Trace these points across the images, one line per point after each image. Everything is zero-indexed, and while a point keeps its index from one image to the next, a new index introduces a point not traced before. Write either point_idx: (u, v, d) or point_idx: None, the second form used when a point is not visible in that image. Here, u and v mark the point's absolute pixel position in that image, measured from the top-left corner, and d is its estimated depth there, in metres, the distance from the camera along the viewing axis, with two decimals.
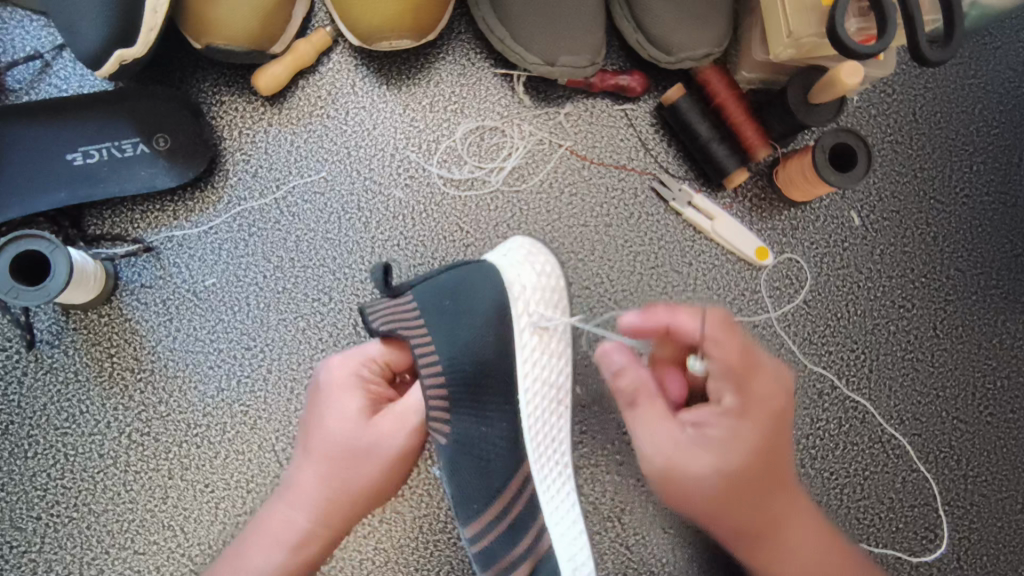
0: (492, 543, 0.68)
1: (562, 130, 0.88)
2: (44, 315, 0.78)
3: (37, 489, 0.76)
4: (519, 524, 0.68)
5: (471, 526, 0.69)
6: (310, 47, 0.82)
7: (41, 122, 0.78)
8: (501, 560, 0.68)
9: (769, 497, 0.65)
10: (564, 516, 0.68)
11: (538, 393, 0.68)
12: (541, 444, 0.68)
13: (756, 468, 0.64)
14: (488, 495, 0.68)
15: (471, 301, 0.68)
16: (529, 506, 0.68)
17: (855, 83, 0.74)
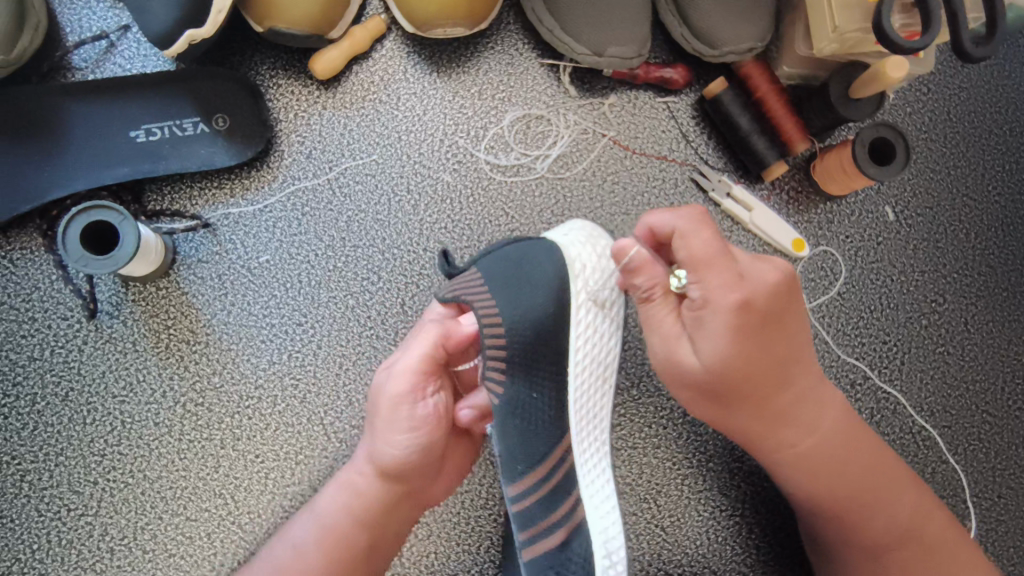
0: (531, 507, 0.68)
1: (605, 120, 0.90)
2: (105, 286, 0.81)
3: (94, 455, 0.79)
4: (558, 491, 0.69)
5: (514, 487, 0.70)
6: (366, 33, 0.85)
7: (106, 99, 0.80)
8: (538, 524, 0.68)
9: (743, 407, 0.68)
10: (601, 491, 0.69)
11: (585, 368, 0.70)
12: (584, 417, 0.71)
13: (736, 361, 0.64)
14: (538, 456, 0.69)
15: (533, 276, 0.69)
16: (569, 477, 0.69)
17: (899, 77, 0.77)
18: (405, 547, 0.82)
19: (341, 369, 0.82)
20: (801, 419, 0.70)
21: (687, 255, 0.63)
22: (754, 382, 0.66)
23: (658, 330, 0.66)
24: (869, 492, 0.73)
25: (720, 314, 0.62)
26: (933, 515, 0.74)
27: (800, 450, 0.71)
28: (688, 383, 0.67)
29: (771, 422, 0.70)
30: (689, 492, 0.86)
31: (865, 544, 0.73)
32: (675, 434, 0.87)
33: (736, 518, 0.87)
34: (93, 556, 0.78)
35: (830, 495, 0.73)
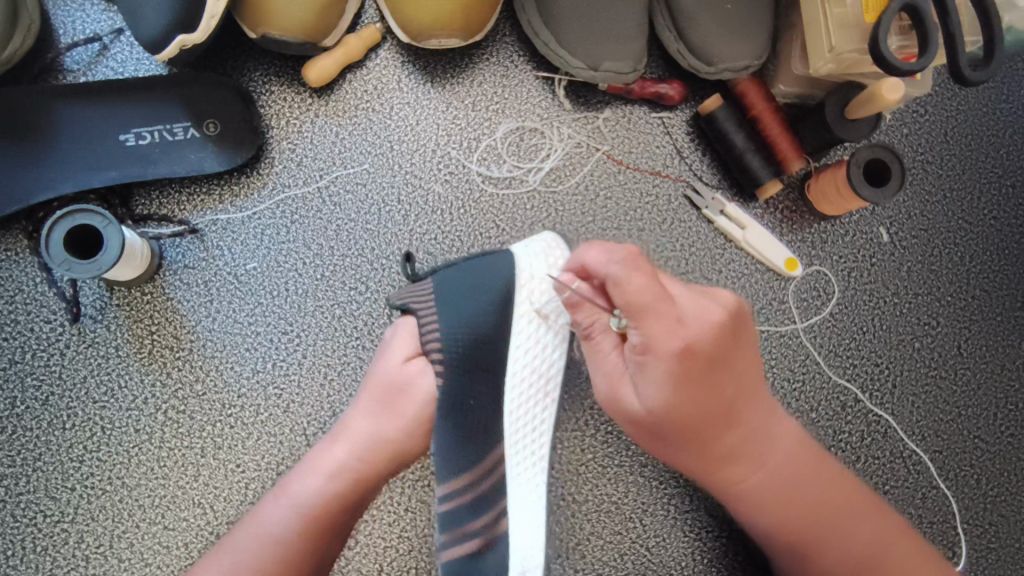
0: (455, 511, 0.66)
1: (599, 134, 0.90)
2: (89, 289, 0.80)
3: (73, 461, 0.78)
4: (485, 499, 0.68)
5: (446, 485, 0.67)
6: (360, 42, 0.84)
7: (96, 102, 0.80)
8: (462, 527, 0.66)
9: (691, 446, 0.67)
10: (528, 498, 0.69)
11: (525, 378, 0.71)
12: (519, 420, 0.70)
13: (679, 402, 0.63)
14: (469, 462, 0.67)
15: (479, 285, 0.70)
16: (496, 488, 0.68)
17: (895, 100, 0.76)
18: (385, 562, 0.81)
19: (325, 379, 0.81)
20: (753, 459, 0.69)
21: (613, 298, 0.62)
22: (701, 422, 0.65)
23: (603, 369, 0.66)
24: (835, 521, 0.71)
25: (663, 355, 0.62)
26: (901, 536, 0.73)
27: (753, 489, 0.70)
28: (631, 422, 0.67)
29: (723, 464, 0.68)
30: (676, 512, 0.85)
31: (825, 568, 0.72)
32: None
33: (723, 540, 0.85)
34: (68, 564, 0.77)
35: (788, 529, 0.72)
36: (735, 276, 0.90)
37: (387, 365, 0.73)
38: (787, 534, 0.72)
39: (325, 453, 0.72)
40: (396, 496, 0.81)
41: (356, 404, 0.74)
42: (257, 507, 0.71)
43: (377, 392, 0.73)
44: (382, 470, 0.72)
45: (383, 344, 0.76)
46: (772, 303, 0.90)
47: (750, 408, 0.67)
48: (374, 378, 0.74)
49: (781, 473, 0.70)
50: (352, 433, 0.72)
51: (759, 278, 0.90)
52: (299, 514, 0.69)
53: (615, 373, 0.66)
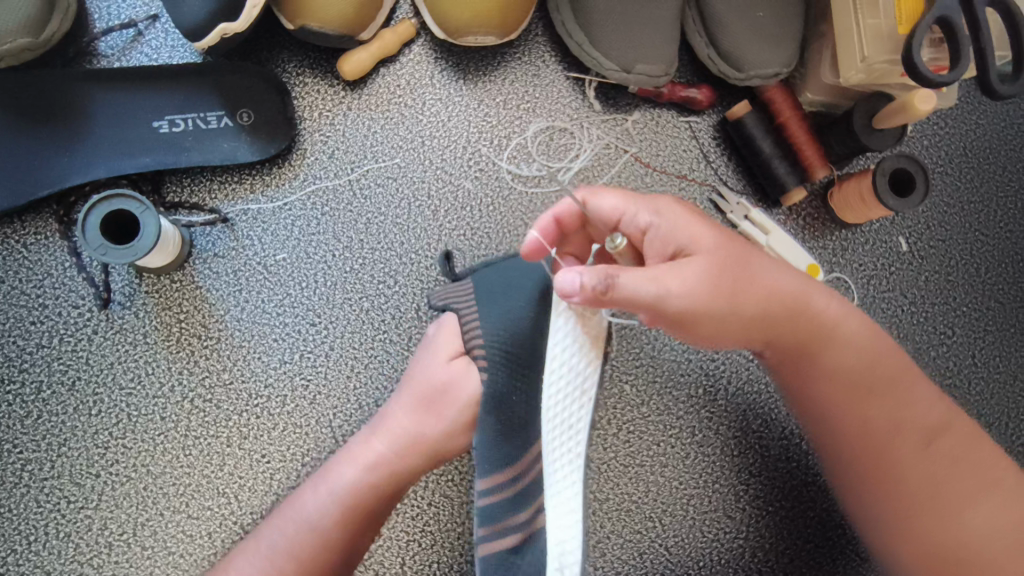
0: (495, 506, 0.66)
1: (628, 136, 0.91)
2: (118, 276, 0.80)
3: (98, 447, 0.78)
4: (523, 494, 0.66)
5: (485, 481, 0.68)
6: (395, 37, 0.85)
7: (131, 88, 0.80)
8: (502, 521, 0.65)
9: (756, 292, 0.64)
10: (566, 493, 0.63)
11: (562, 378, 0.66)
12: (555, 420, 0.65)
13: (724, 247, 0.63)
14: (505, 458, 0.68)
15: (517, 284, 0.74)
16: (535, 483, 0.66)
17: (927, 110, 0.77)
18: (407, 555, 0.81)
19: (352, 372, 0.81)
20: (824, 299, 0.68)
21: (617, 199, 0.65)
22: (745, 259, 0.64)
23: (647, 273, 0.59)
24: (899, 406, 0.69)
25: (692, 220, 0.64)
26: (953, 410, 0.71)
27: (841, 371, 0.69)
28: (712, 291, 0.61)
29: (798, 317, 0.67)
30: (695, 512, 0.86)
31: (893, 437, 0.69)
32: (683, 453, 0.87)
33: (741, 541, 0.86)
34: (91, 550, 0.76)
35: (866, 426, 0.69)
36: None
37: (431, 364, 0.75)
38: (852, 391, 0.69)
39: (362, 444, 0.73)
40: (419, 490, 0.82)
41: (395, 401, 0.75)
42: (298, 493, 0.72)
43: (419, 389, 0.74)
44: (413, 469, 0.72)
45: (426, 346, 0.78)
46: None
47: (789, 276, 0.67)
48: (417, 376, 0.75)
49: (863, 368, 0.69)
50: (391, 427, 0.73)
51: None
52: (335, 503, 0.69)
53: (667, 270, 0.60)
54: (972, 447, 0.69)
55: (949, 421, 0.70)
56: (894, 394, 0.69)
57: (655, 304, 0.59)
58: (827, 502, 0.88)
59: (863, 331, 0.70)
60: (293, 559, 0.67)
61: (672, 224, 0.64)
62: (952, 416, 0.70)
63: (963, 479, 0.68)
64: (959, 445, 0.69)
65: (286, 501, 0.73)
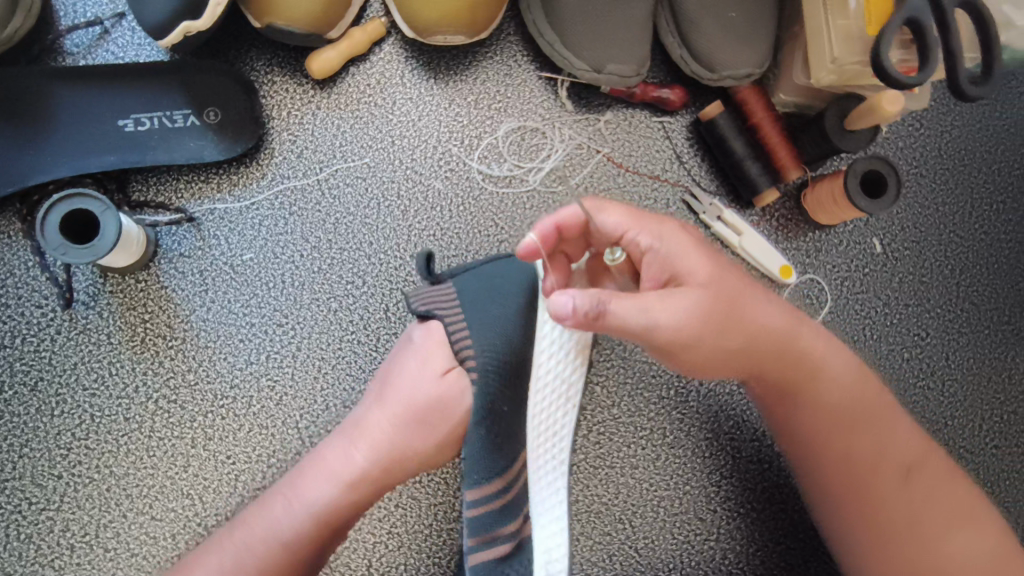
0: (482, 517, 0.66)
1: (600, 137, 0.90)
2: (83, 276, 0.79)
3: (61, 448, 0.77)
4: (511, 506, 0.67)
5: (473, 491, 0.66)
6: (365, 36, 0.84)
7: (95, 86, 0.79)
8: (489, 533, 0.65)
9: (745, 324, 0.66)
10: (550, 504, 0.68)
11: (549, 382, 0.71)
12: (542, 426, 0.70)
13: (719, 279, 0.65)
14: (496, 469, 0.67)
15: (500, 287, 0.73)
16: (518, 495, 0.68)
17: (895, 111, 0.77)
18: (374, 557, 0.80)
19: (319, 373, 0.81)
20: (806, 332, 0.71)
21: (624, 214, 0.66)
22: (738, 293, 0.66)
23: (642, 301, 0.61)
24: (882, 439, 0.70)
25: (693, 249, 0.65)
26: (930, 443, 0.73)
27: (824, 400, 0.71)
28: (702, 323, 0.63)
29: (785, 351, 0.69)
30: (665, 514, 0.86)
31: (877, 470, 0.69)
32: (654, 455, 0.86)
33: (712, 544, 0.86)
34: (52, 552, 0.76)
35: (848, 459, 0.70)
36: None
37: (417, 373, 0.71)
38: (836, 419, 0.70)
39: (337, 454, 0.69)
40: (386, 492, 0.81)
41: (374, 407, 0.71)
42: (264, 506, 0.68)
43: (405, 404, 0.70)
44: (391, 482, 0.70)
45: (412, 349, 0.73)
46: None
47: (774, 310, 0.69)
48: (400, 384, 0.71)
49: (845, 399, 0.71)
50: (372, 437, 0.69)
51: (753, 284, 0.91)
52: (309, 517, 0.67)
53: (660, 300, 0.62)
54: (952, 484, 0.70)
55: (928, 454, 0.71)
56: (878, 425, 0.70)
57: (645, 333, 0.62)
58: (799, 504, 0.88)
59: (851, 370, 0.72)
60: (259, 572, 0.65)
61: (674, 249, 0.65)
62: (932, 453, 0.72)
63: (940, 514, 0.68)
64: (939, 481, 0.70)
65: (251, 509, 0.69)
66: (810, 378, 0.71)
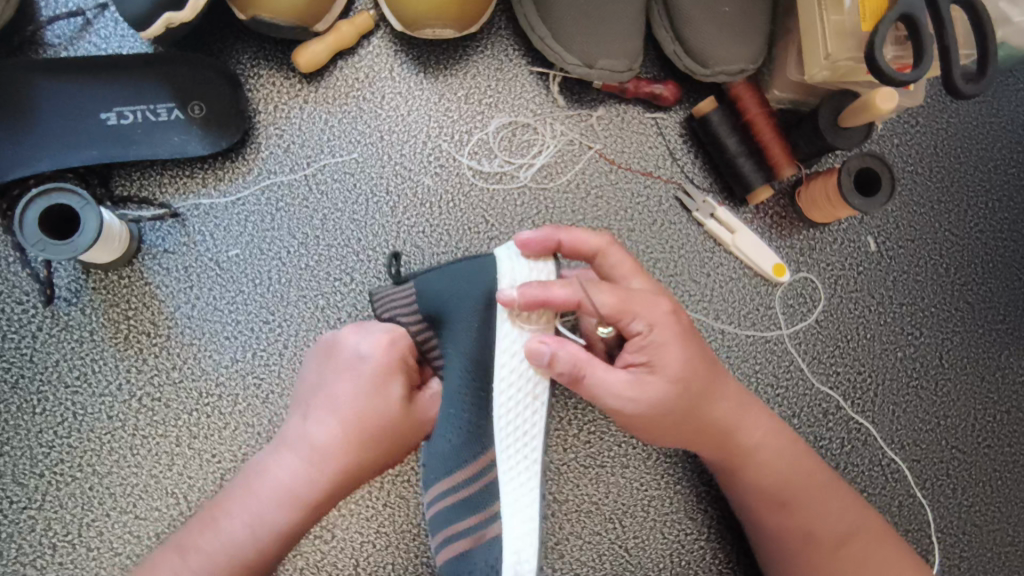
0: (450, 508, 0.69)
1: (592, 132, 0.89)
2: (65, 271, 0.78)
3: (42, 446, 0.76)
4: (481, 496, 0.67)
5: (434, 491, 0.71)
6: (352, 28, 0.82)
7: (77, 78, 0.77)
8: (450, 528, 0.68)
9: (709, 410, 0.71)
10: (522, 501, 0.66)
11: (512, 383, 0.68)
12: (509, 424, 0.68)
13: (696, 368, 0.69)
14: (452, 464, 0.69)
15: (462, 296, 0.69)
16: (489, 488, 0.67)
17: (888, 108, 0.76)
18: (361, 557, 0.79)
19: None
20: (754, 416, 0.74)
21: (622, 296, 0.67)
22: (709, 379, 0.71)
23: (612, 385, 0.67)
24: (817, 511, 0.74)
25: (676, 341, 0.68)
26: (866, 510, 0.77)
27: (768, 475, 0.74)
28: (670, 411, 0.69)
29: (732, 434, 0.73)
30: (655, 514, 0.85)
31: (802, 544, 0.74)
32: (644, 454, 0.85)
33: (702, 543, 0.85)
34: (34, 552, 0.75)
35: (774, 531, 0.75)
36: (723, 280, 0.89)
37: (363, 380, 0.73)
38: (777, 495, 0.74)
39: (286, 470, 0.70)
40: (373, 491, 0.80)
41: (314, 420, 0.72)
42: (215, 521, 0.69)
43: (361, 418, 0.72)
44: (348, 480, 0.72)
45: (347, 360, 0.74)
46: (758, 308, 0.90)
47: (729, 395, 0.73)
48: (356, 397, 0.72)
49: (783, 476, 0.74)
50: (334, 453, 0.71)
51: (746, 283, 0.90)
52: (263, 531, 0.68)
53: (634, 389, 0.67)
54: (878, 553, 0.74)
55: (860, 522, 0.75)
56: (813, 495, 0.75)
57: (613, 409, 0.69)
58: None
59: (788, 452, 0.75)
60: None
61: (658, 341, 0.68)
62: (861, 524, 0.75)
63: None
64: (865, 550, 0.74)
65: (200, 521, 0.70)
66: (750, 457, 0.74)
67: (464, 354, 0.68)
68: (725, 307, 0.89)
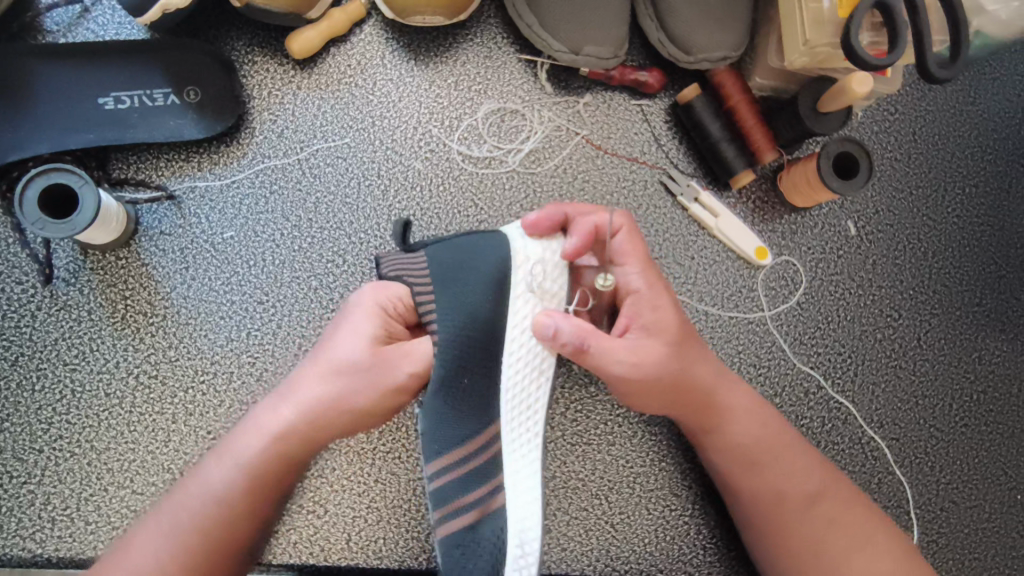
0: (448, 486, 0.67)
1: (579, 119, 0.91)
2: (63, 252, 0.80)
3: (42, 422, 0.78)
4: (480, 472, 0.68)
5: (434, 462, 0.68)
6: (344, 17, 0.84)
7: (75, 63, 0.79)
8: (452, 502, 0.67)
9: (698, 374, 0.74)
10: (524, 472, 0.70)
11: (520, 358, 0.71)
12: (514, 400, 0.71)
13: (685, 330, 0.74)
14: (459, 438, 0.68)
15: (473, 267, 0.71)
16: (491, 462, 0.69)
17: (864, 92, 0.79)
18: (353, 531, 0.81)
19: (299, 350, 0.81)
20: (725, 380, 0.77)
21: (626, 251, 0.73)
22: (696, 343, 0.75)
23: (617, 346, 0.71)
24: (784, 473, 0.77)
25: (665, 300, 0.73)
26: (833, 474, 0.79)
27: (738, 437, 0.77)
28: (667, 373, 0.72)
29: (707, 397, 0.75)
30: (641, 490, 0.87)
31: (773, 504, 0.76)
32: (630, 432, 0.88)
33: (686, 519, 0.87)
34: (33, 525, 0.77)
35: (748, 492, 0.77)
36: (707, 263, 0.92)
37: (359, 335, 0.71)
38: (748, 457, 0.77)
39: (276, 417, 0.70)
40: (366, 467, 0.82)
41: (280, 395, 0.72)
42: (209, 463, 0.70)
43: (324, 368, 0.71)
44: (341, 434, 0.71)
45: (348, 316, 0.73)
46: (741, 290, 0.92)
47: (706, 358, 0.76)
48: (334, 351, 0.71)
49: (752, 439, 0.77)
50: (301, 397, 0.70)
51: (729, 266, 0.92)
52: (240, 472, 0.68)
53: (635, 350, 0.71)
54: (848, 514, 0.77)
55: (825, 484, 0.78)
56: (779, 457, 0.77)
57: (614, 374, 0.71)
58: None
59: (757, 416, 0.78)
60: (200, 533, 0.67)
61: (649, 300, 0.72)
62: (831, 484, 0.78)
63: (836, 543, 0.75)
64: (834, 511, 0.77)
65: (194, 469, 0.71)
66: (721, 420, 0.76)
67: (458, 331, 0.69)
68: (709, 289, 0.91)
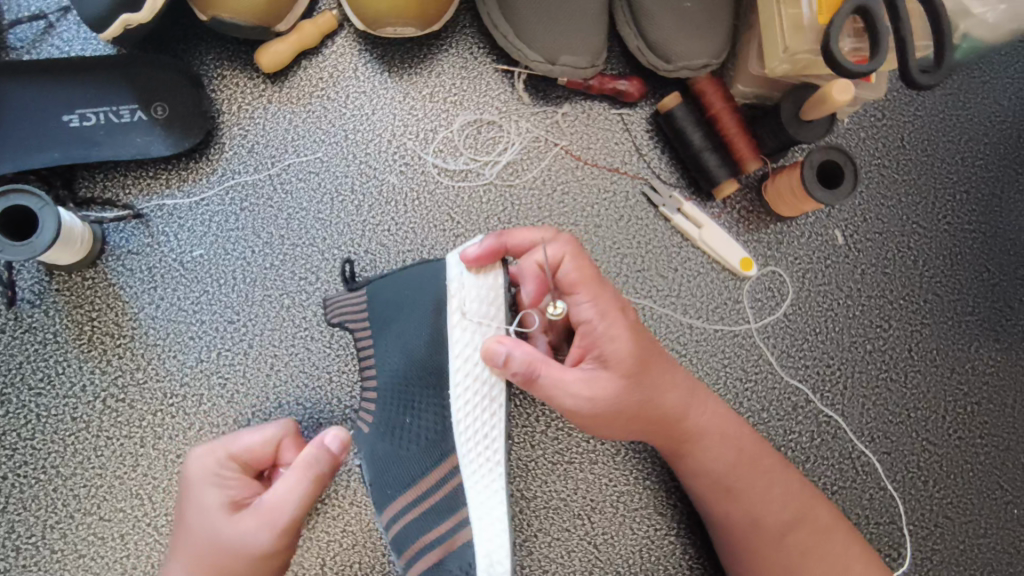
0: (409, 528, 0.67)
1: (558, 129, 0.89)
2: (28, 274, 0.78)
3: (6, 448, 0.76)
4: (438, 509, 0.66)
5: (388, 508, 0.68)
6: (315, 29, 0.83)
7: (38, 80, 0.78)
8: (413, 545, 0.66)
9: (659, 403, 0.72)
10: (492, 502, 0.65)
11: (467, 387, 0.68)
12: (469, 431, 0.67)
13: (644, 360, 0.70)
14: (403, 482, 0.68)
15: (413, 299, 0.70)
16: (451, 496, 0.65)
17: (844, 100, 0.76)
18: (329, 556, 0.79)
19: (271, 370, 0.80)
20: (697, 401, 0.74)
21: (579, 277, 0.68)
22: (659, 371, 0.71)
23: (568, 378, 0.68)
24: (761, 497, 0.75)
25: (620, 330, 0.68)
26: (812, 501, 0.77)
27: (712, 461, 0.75)
28: (622, 405, 0.70)
29: (674, 421, 0.73)
30: (625, 509, 0.85)
31: (750, 529, 0.75)
32: (613, 450, 0.85)
33: (672, 539, 0.85)
34: None
35: (727, 518, 0.76)
36: (691, 275, 0.90)
37: (207, 512, 0.65)
38: (724, 481, 0.75)
39: None
40: (341, 490, 0.80)
41: None
42: None
43: (194, 556, 0.64)
44: None
45: (197, 492, 0.67)
46: (726, 302, 0.90)
47: (674, 381, 0.73)
48: (197, 536, 0.65)
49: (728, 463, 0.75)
50: None
51: (714, 277, 0.90)
52: None
53: (586, 382, 0.68)
54: (823, 543, 0.75)
55: (801, 509, 0.76)
56: (757, 481, 0.75)
57: (566, 406, 0.69)
58: None
59: (734, 437, 0.76)
60: None
61: (603, 331, 0.68)
62: (808, 511, 0.76)
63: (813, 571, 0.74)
64: (810, 538, 0.75)
65: None
66: (694, 444, 0.75)
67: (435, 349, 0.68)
68: (693, 301, 0.89)
